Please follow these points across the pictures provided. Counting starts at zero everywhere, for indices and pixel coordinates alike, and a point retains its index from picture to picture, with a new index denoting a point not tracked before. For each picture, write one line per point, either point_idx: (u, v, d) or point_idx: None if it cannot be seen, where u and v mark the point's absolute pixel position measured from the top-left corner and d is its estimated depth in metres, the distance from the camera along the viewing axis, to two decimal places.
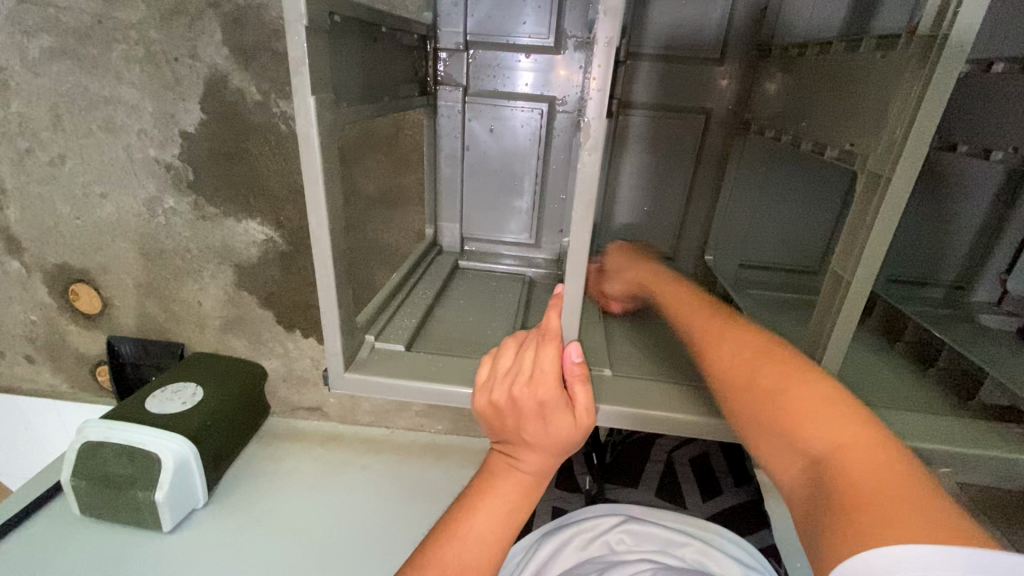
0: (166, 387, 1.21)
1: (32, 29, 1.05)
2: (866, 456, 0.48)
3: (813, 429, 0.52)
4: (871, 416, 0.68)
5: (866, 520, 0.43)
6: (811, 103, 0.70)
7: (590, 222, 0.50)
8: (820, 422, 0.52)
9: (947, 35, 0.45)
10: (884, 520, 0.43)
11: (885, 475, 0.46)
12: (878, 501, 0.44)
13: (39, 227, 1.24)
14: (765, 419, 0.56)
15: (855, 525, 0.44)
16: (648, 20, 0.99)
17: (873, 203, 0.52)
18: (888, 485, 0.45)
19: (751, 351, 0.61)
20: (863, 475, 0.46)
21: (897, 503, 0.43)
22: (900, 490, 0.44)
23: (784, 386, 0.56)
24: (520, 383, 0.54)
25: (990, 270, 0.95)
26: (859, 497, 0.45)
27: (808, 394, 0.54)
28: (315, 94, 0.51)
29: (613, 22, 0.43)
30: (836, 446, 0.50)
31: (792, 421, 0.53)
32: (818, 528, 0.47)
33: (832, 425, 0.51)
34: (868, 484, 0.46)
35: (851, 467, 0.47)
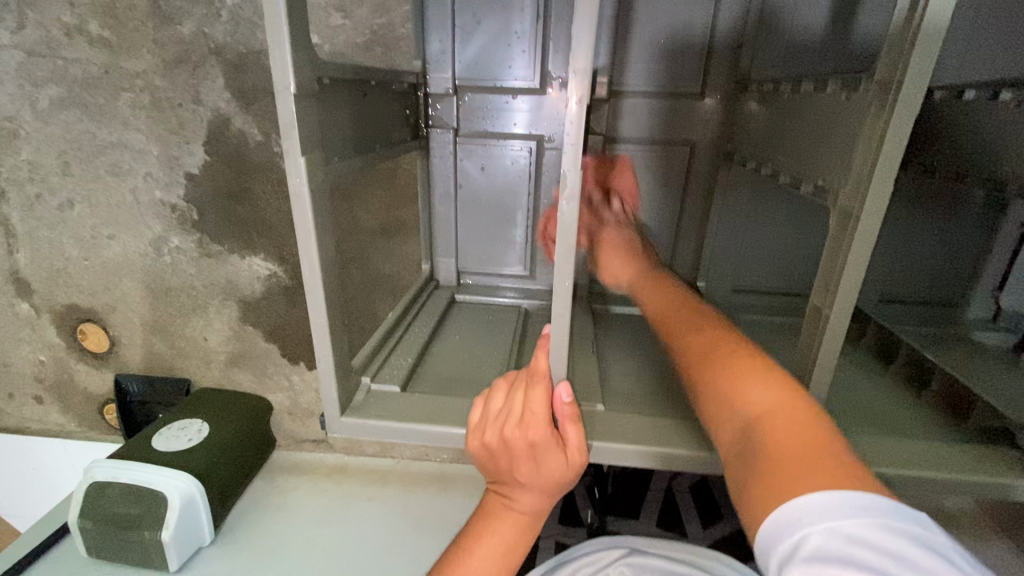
0: (172, 424, 1.22)
1: (42, 80, 1.10)
2: (788, 422, 0.48)
3: (753, 400, 0.52)
4: (865, 445, 0.67)
5: (781, 481, 0.44)
6: (785, 139, 0.73)
7: (572, 265, 0.51)
8: (751, 393, 0.53)
9: (901, 85, 0.47)
10: (797, 479, 0.43)
11: (806, 439, 0.46)
12: (792, 462, 0.45)
13: (48, 269, 1.28)
14: (717, 393, 0.56)
15: (769, 486, 0.45)
16: (628, 61, 1.03)
17: (845, 240, 0.53)
18: (805, 447, 0.46)
19: (718, 340, 0.61)
20: (790, 438, 0.47)
21: (812, 464, 0.44)
22: (822, 454, 0.45)
23: (737, 363, 0.56)
24: (511, 424, 0.55)
25: (981, 290, 0.95)
26: (786, 459, 0.45)
27: (760, 373, 0.54)
28: (307, 154, 0.54)
29: (584, 81, 0.45)
30: (765, 413, 0.50)
31: (729, 395, 0.54)
32: (744, 494, 0.47)
33: (775, 397, 0.51)
34: (793, 447, 0.46)
35: (772, 432, 0.48)
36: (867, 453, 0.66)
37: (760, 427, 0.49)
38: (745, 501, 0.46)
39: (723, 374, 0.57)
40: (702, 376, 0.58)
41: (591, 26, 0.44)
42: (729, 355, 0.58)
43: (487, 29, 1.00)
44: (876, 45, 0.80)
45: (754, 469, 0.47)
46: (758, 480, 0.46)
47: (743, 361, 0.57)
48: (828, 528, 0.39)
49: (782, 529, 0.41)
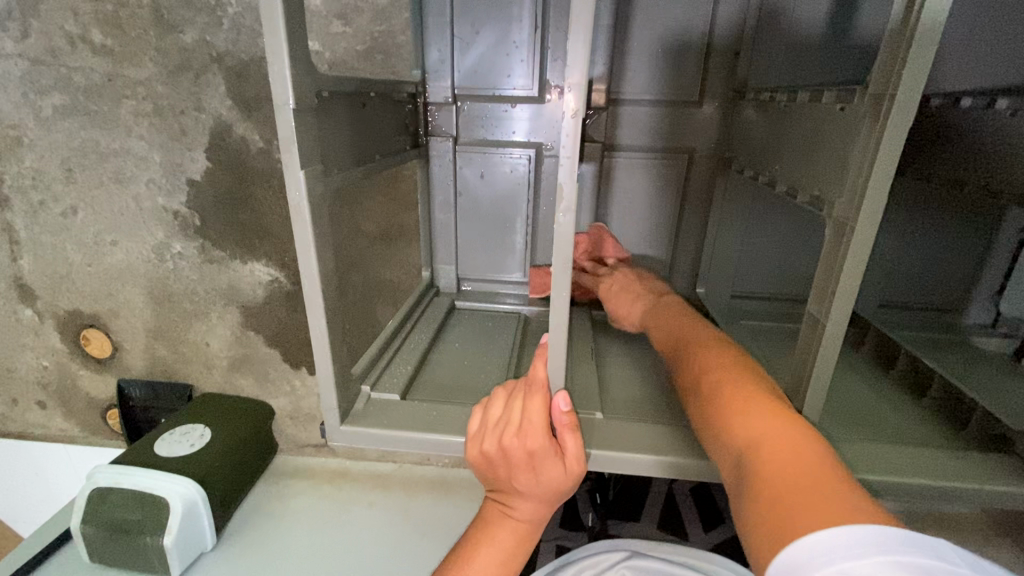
0: (174, 430, 1.23)
1: (46, 88, 1.11)
2: (791, 454, 0.50)
3: (746, 431, 0.54)
4: (859, 453, 0.67)
5: (786, 516, 0.45)
6: (782, 148, 0.73)
7: (569, 276, 0.51)
8: (755, 424, 0.54)
9: (893, 97, 0.48)
10: (802, 512, 0.44)
11: (808, 472, 0.48)
12: (798, 495, 0.46)
13: (51, 275, 1.29)
14: (715, 426, 0.58)
15: (774, 517, 0.46)
16: (627, 69, 1.03)
17: (840, 250, 0.54)
18: (808, 478, 0.47)
19: (719, 367, 0.64)
20: (785, 472, 0.48)
21: (817, 498, 0.45)
22: (820, 487, 0.46)
23: (733, 394, 0.59)
24: (509, 432, 0.55)
25: (981, 294, 0.96)
26: (785, 494, 0.47)
27: (755, 401, 0.57)
28: (307, 166, 0.54)
29: (579, 97, 0.45)
30: (770, 444, 0.51)
31: (735, 425, 0.56)
32: (749, 531, 0.48)
33: (767, 426, 0.53)
34: (790, 481, 0.47)
35: (775, 464, 0.49)
36: (860, 461, 0.66)
37: (764, 457, 0.51)
38: (752, 541, 0.47)
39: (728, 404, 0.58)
40: (704, 411, 0.61)
41: (586, 40, 0.44)
42: (725, 387, 0.61)
43: (486, 37, 1.01)
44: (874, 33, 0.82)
45: (760, 501, 0.48)
46: (764, 511, 0.47)
47: (738, 392, 0.59)
48: (836, 570, 0.39)
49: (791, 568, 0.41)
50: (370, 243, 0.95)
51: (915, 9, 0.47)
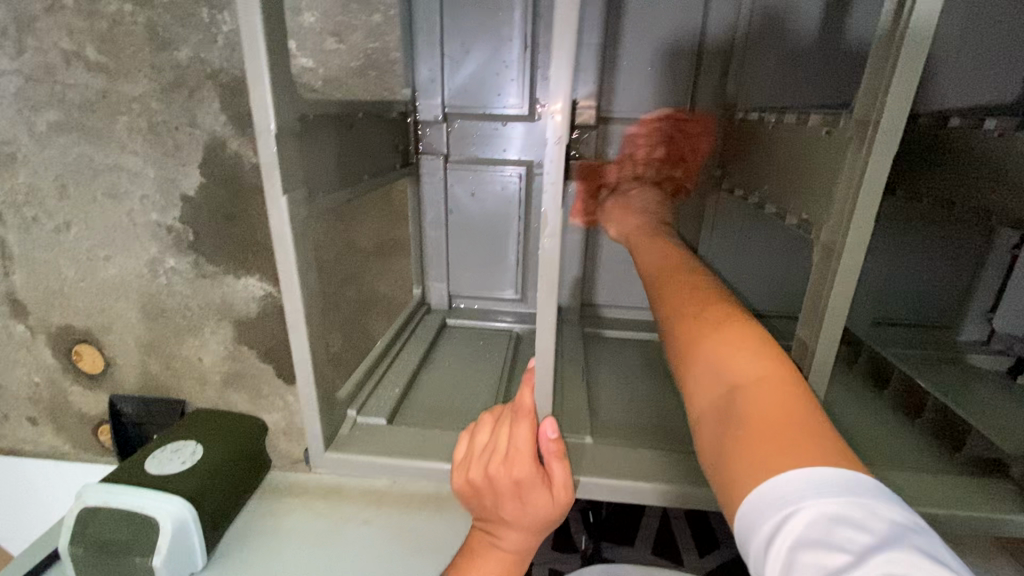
0: (166, 446, 1.15)
1: (40, 104, 1.11)
2: (776, 395, 0.43)
3: (734, 364, 0.47)
4: (877, 480, 0.67)
5: (761, 454, 0.39)
6: (769, 170, 0.74)
7: (555, 299, 0.51)
8: (742, 360, 0.47)
9: (878, 122, 0.48)
10: (780, 454, 0.38)
11: (791, 412, 0.41)
12: (776, 436, 0.40)
13: (44, 291, 1.28)
14: (694, 355, 0.50)
15: (747, 460, 0.39)
16: (617, 89, 1.06)
17: (829, 274, 0.53)
18: (790, 420, 0.40)
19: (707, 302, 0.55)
20: (769, 410, 0.42)
21: (798, 443, 0.39)
22: (800, 429, 0.40)
23: (722, 326, 0.51)
24: (495, 461, 0.54)
25: (976, 310, 0.95)
26: (764, 430, 0.40)
27: (742, 333, 0.49)
28: (289, 193, 0.54)
29: (561, 124, 0.45)
30: (759, 386, 0.44)
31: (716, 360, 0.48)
32: (722, 469, 0.42)
33: (757, 362, 0.46)
34: (771, 419, 0.41)
35: (756, 404, 0.42)
36: (887, 489, 0.65)
37: (747, 395, 0.43)
38: (724, 478, 0.41)
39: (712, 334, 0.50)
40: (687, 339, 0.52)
41: (568, 71, 0.44)
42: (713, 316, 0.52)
43: (477, 57, 1.02)
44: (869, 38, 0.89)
45: (734, 440, 0.41)
46: (737, 453, 0.41)
47: (727, 322, 0.51)
48: (809, 513, 0.34)
49: (763, 505, 0.36)
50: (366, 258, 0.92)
51: (905, 13, 0.45)
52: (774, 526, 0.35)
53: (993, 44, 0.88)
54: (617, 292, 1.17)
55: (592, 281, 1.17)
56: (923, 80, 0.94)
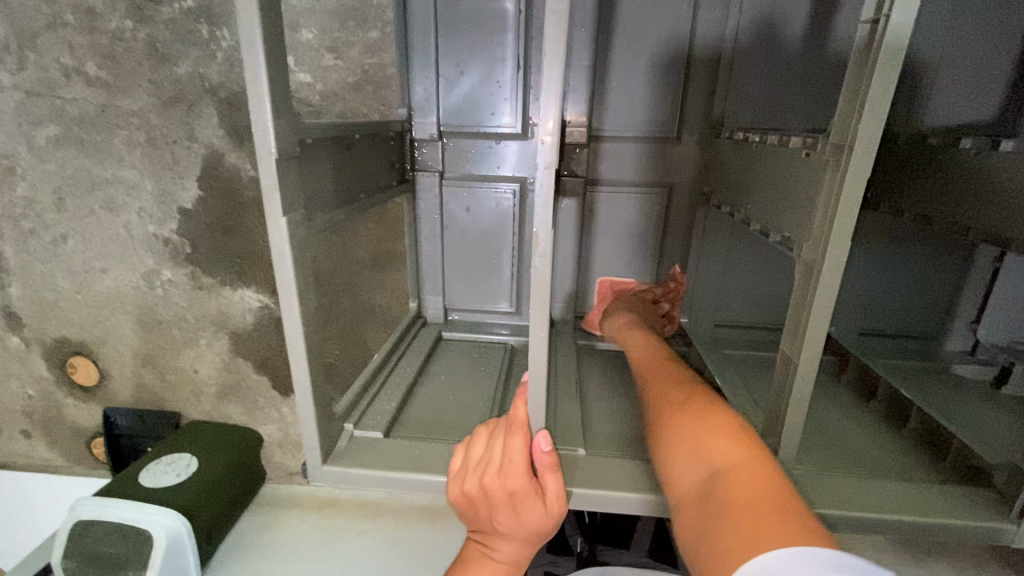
0: (160, 460, 1.15)
1: (39, 119, 1.13)
2: (752, 479, 0.48)
3: (715, 456, 0.52)
4: (807, 483, 0.68)
5: (741, 529, 0.43)
6: (753, 188, 0.76)
7: (546, 317, 0.52)
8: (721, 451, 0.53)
9: (852, 146, 0.50)
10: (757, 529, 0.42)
11: (766, 492, 0.46)
12: (752, 513, 0.44)
13: (40, 303, 1.28)
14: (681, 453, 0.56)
15: (728, 536, 0.44)
16: (608, 107, 1.09)
17: (809, 291, 0.55)
18: (765, 498, 0.45)
19: (689, 403, 0.62)
20: (746, 492, 0.46)
21: (772, 518, 0.43)
22: (773, 507, 0.44)
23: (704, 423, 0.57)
24: (490, 473, 0.55)
25: (959, 322, 0.97)
26: (742, 511, 0.45)
27: (721, 428, 0.55)
28: (287, 213, 0.55)
29: (551, 151, 0.47)
30: (735, 471, 0.49)
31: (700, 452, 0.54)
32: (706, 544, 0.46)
33: (735, 452, 0.52)
34: (749, 500, 0.45)
35: (735, 487, 0.47)
36: (824, 493, 0.66)
37: (727, 479, 0.49)
38: (709, 554, 0.44)
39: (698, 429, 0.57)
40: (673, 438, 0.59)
41: (557, 96, 0.45)
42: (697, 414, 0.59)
43: (471, 76, 1.04)
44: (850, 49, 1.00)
45: (715, 519, 0.46)
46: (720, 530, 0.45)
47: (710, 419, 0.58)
48: None
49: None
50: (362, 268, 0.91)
51: (877, 41, 0.48)
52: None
53: (964, 57, 0.93)
54: None
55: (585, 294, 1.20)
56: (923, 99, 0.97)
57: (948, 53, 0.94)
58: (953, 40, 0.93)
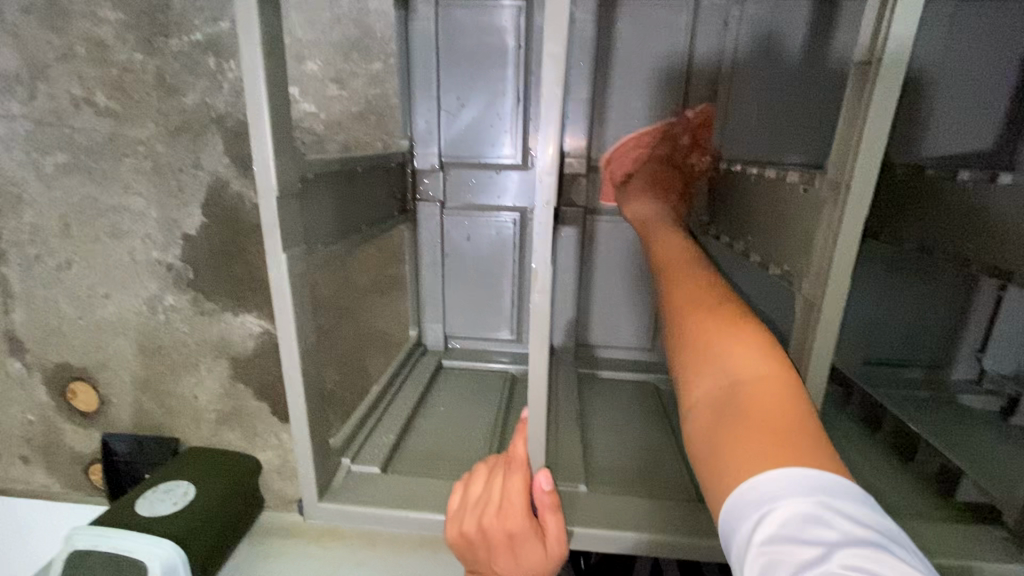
0: (157, 488, 1.05)
1: (47, 147, 1.18)
2: (775, 394, 0.42)
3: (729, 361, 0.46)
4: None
5: (754, 447, 0.39)
6: (751, 221, 0.77)
7: (545, 353, 0.52)
8: (741, 357, 0.46)
9: (849, 185, 0.50)
10: (774, 450, 0.38)
11: (787, 411, 0.41)
12: (770, 431, 0.39)
13: (42, 329, 1.31)
14: (690, 351, 0.49)
15: (738, 454, 0.39)
16: (607, 137, 1.10)
17: (810, 327, 0.55)
18: (781, 417, 0.40)
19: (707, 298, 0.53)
20: (761, 408, 0.41)
21: (792, 441, 0.38)
22: (787, 427, 0.40)
23: (722, 323, 0.49)
24: (489, 512, 0.53)
25: (965, 350, 0.97)
26: (751, 427, 0.40)
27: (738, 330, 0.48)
28: (288, 250, 0.56)
29: (550, 190, 0.47)
30: (751, 384, 0.43)
31: (716, 356, 0.47)
32: (709, 462, 0.42)
33: (752, 358, 0.45)
34: (762, 417, 0.41)
35: (753, 401, 0.42)
36: None
37: (744, 392, 0.43)
38: (714, 471, 0.41)
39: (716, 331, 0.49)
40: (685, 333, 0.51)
41: (556, 138, 0.46)
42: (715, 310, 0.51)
43: (473, 108, 1.06)
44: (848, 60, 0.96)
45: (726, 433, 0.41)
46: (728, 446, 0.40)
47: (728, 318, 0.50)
48: (784, 508, 0.35)
49: (745, 501, 0.37)
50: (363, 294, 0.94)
51: (871, 85, 0.49)
52: (750, 523, 0.35)
53: (962, 82, 0.94)
54: (611, 333, 1.18)
55: (585, 323, 1.18)
56: (922, 129, 0.97)
57: (945, 75, 0.95)
58: (947, 62, 0.95)
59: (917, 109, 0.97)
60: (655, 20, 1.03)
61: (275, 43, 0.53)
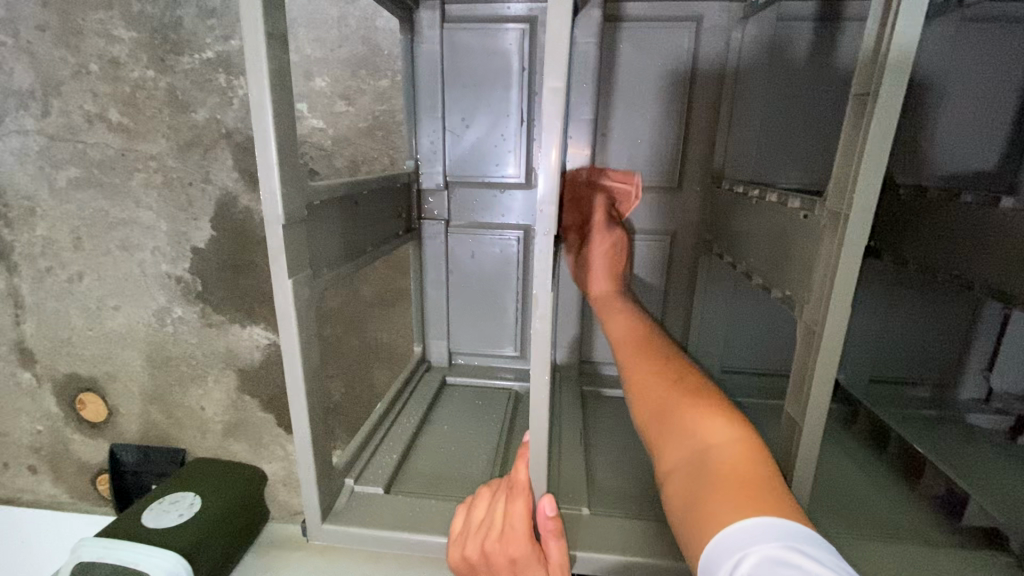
0: (162, 499, 1.06)
1: (62, 162, 1.25)
2: (742, 457, 0.45)
3: (698, 428, 0.49)
4: (838, 546, 0.66)
5: (724, 502, 0.41)
6: (754, 242, 0.76)
7: (546, 381, 0.52)
8: (708, 424, 0.48)
9: (849, 214, 0.50)
10: (742, 504, 0.40)
11: (753, 471, 0.44)
12: (737, 487, 0.42)
13: (52, 339, 1.40)
14: (662, 424, 0.52)
15: (710, 509, 0.42)
16: (609, 156, 1.11)
17: (812, 354, 0.55)
18: (748, 476, 0.43)
19: (672, 379, 0.56)
20: (731, 468, 0.44)
21: (758, 497, 0.41)
22: (752, 483, 0.42)
23: (688, 398, 0.52)
24: (492, 538, 0.53)
25: (972, 368, 0.96)
26: (723, 485, 0.43)
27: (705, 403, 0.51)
28: (294, 275, 0.57)
29: (550, 220, 0.47)
30: (720, 447, 0.46)
31: (685, 423, 0.50)
32: (686, 518, 0.44)
33: (718, 425, 0.48)
34: (732, 474, 0.43)
35: (724, 462, 0.44)
36: (867, 558, 0.64)
37: (713, 454, 0.46)
38: (692, 524, 0.43)
39: (684, 401, 0.52)
40: (656, 408, 0.54)
41: (558, 167, 0.46)
42: (683, 387, 0.54)
43: (477, 128, 1.08)
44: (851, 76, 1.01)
45: (699, 492, 0.43)
46: (702, 503, 0.43)
47: (695, 392, 0.53)
48: (754, 552, 0.36)
49: (719, 551, 0.38)
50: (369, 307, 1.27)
51: (870, 113, 0.49)
52: (727, 567, 0.37)
53: (966, 98, 0.95)
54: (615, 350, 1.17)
55: (589, 340, 1.18)
56: (925, 143, 0.97)
57: (947, 92, 0.95)
58: (952, 77, 0.94)
59: (920, 124, 0.97)
60: (656, 39, 1.04)
61: (282, 76, 0.54)
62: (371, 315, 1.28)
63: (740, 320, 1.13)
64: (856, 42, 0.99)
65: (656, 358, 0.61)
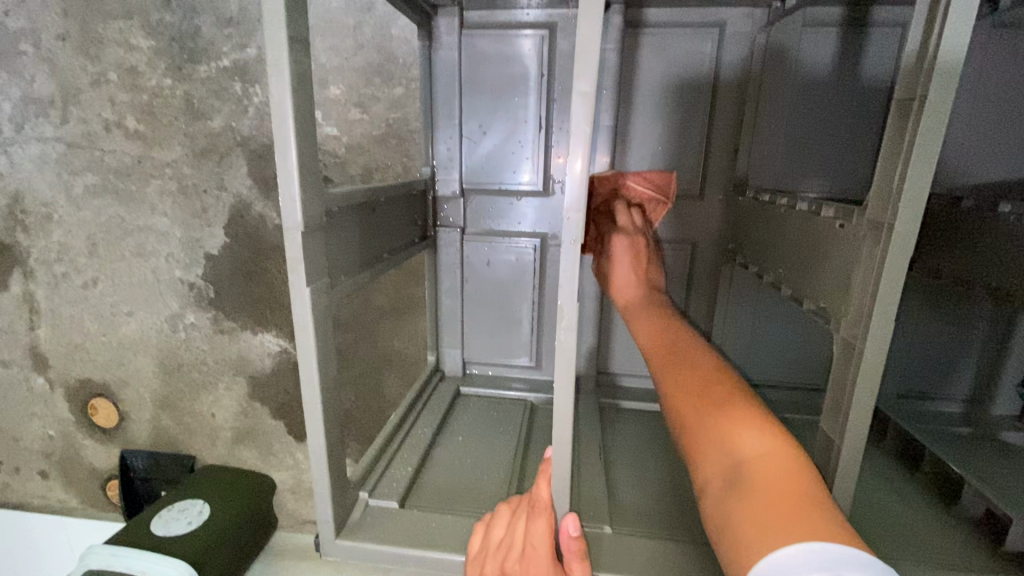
0: (171, 506, 1.03)
1: (79, 169, 1.26)
2: (784, 474, 0.43)
3: (734, 441, 0.46)
4: None
5: (764, 523, 0.40)
6: (783, 251, 0.74)
7: (570, 394, 0.49)
8: (746, 438, 0.46)
9: (892, 224, 0.48)
10: (785, 526, 0.39)
11: (796, 489, 0.42)
12: (777, 508, 0.40)
13: (65, 345, 1.40)
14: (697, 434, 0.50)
15: (753, 527, 0.40)
16: (628, 164, 1.10)
17: (850, 370, 0.53)
18: (790, 495, 0.41)
19: (706, 387, 0.53)
20: (773, 484, 0.42)
21: (803, 516, 0.39)
22: (795, 504, 0.40)
23: (723, 407, 0.50)
24: (511, 560, 0.51)
25: (1005, 382, 0.94)
26: (763, 505, 0.41)
27: (742, 413, 0.49)
28: (313, 284, 0.55)
29: (578, 226, 0.45)
30: (759, 461, 0.44)
31: (721, 436, 0.47)
32: (726, 538, 0.42)
33: (755, 438, 0.46)
34: (775, 492, 0.41)
35: (763, 478, 0.43)
36: None
37: (754, 470, 0.43)
38: (732, 547, 0.41)
39: (720, 412, 0.50)
40: (690, 418, 0.51)
41: (583, 171, 0.44)
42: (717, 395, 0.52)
43: (494, 134, 1.07)
44: (880, 82, 0.99)
45: (739, 512, 0.42)
46: (743, 521, 0.41)
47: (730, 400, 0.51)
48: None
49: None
50: (381, 314, 1.27)
51: (916, 119, 0.47)
52: None
53: (991, 106, 0.93)
54: (632, 360, 1.15)
55: (606, 350, 1.16)
56: (950, 153, 0.95)
57: (972, 100, 0.93)
58: (977, 85, 0.92)
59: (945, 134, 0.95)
60: (676, 46, 1.02)
61: (303, 81, 0.53)
62: (383, 322, 1.27)
63: (762, 330, 1.10)
64: (886, 48, 0.97)
65: (687, 364, 0.57)
